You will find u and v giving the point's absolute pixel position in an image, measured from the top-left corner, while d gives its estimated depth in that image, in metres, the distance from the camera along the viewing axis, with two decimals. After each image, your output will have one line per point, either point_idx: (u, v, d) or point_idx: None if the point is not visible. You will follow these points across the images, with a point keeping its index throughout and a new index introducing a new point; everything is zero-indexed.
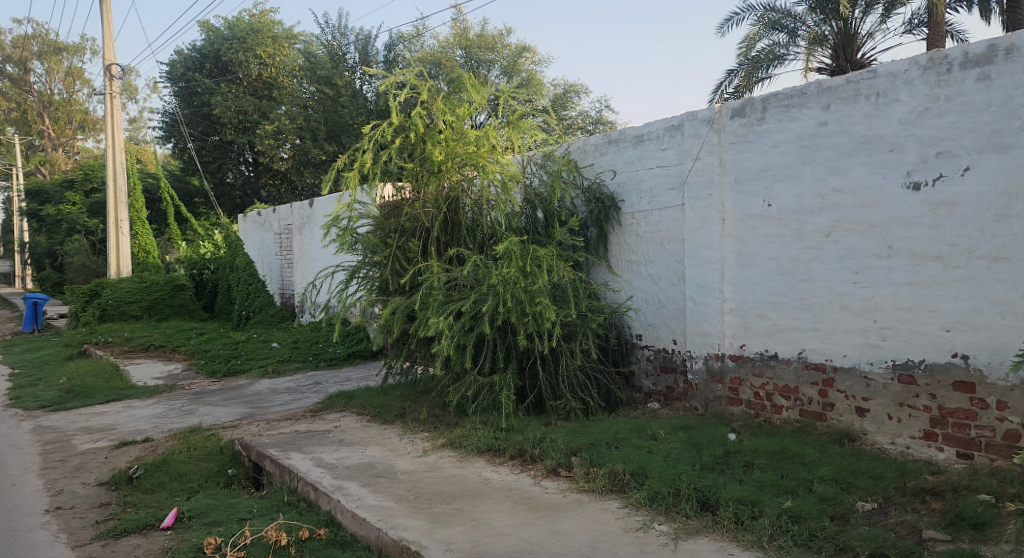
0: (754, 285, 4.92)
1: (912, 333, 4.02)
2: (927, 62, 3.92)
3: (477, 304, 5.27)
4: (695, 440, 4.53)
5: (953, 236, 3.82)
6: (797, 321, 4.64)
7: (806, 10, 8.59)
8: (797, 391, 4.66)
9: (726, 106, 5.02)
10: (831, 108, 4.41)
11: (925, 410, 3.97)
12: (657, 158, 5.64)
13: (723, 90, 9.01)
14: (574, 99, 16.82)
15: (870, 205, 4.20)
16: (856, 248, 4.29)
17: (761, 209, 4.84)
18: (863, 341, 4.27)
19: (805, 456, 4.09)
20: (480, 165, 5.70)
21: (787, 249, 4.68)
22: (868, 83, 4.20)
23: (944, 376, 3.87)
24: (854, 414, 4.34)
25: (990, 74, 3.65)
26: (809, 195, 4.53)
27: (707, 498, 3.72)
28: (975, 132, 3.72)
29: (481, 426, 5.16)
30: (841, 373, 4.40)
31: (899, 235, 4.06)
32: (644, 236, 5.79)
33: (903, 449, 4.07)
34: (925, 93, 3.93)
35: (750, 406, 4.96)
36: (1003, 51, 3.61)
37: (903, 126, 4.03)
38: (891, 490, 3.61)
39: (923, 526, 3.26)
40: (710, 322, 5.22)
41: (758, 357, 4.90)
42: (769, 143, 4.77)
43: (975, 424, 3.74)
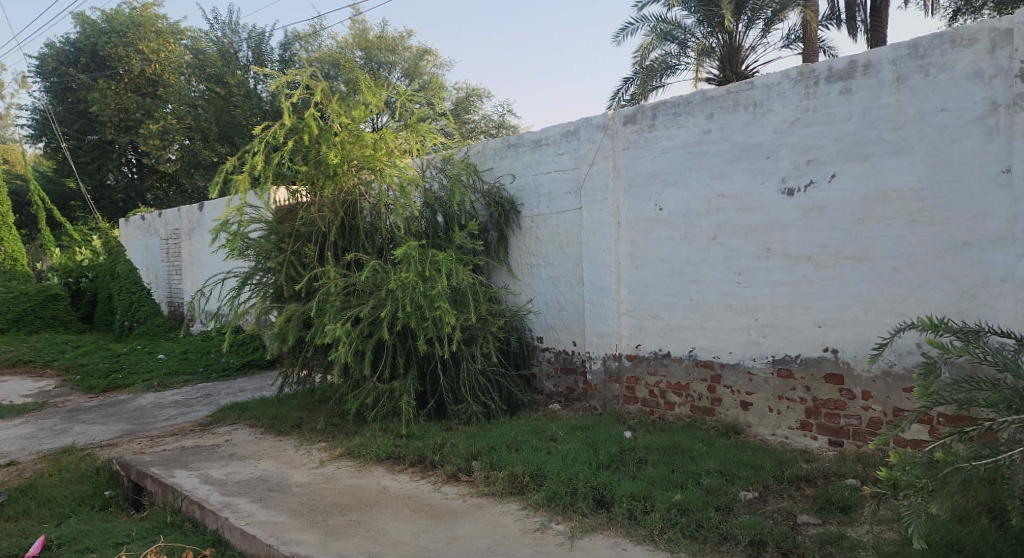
0: (647, 286, 5.09)
1: (789, 330, 4.26)
2: (797, 75, 4.17)
3: (375, 309, 5.17)
4: (592, 439, 4.63)
5: (823, 238, 4.08)
6: (687, 320, 4.83)
7: (694, 23, 8.97)
8: (688, 388, 4.85)
9: (619, 113, 5.17)
10: (714, 117, 4.61)
11: (801, 402, 4.22)
12: (554, 163, 5.74)
13: (620, 97, 9.27)
14: (477, 102, 16.86)
15: (751, 209, 4.43)
16: (739, 250, 4.51)
17: (652, 213, 5.01)
18: (745, 338, 4.49)
19: (693, 450, 4.26)
20: (378, 168, 5.66)
21: (677, 251, 4.86)
22: (747, 94, 4.43)
23: (817, 369, 4.13)
24: (739, 408, 4.56)
25: (852, 88, 3.93)
26: (696, 199, 4.73)
27: (603, 495, 3.81)
28: (840, 141, 3.98)
29: (380, 433, 5.08)
30: (727, 369, 4.61)
31: (776, 237, 4.30)
32: (543, 239, 5.88)
33: (783, 439, 4.31)
34: (796, 105, 4.18)
35: (645, 404, 5.12)
36: (862, 67, 3.89)
37: (777, 134, 4.27)
38: (771, 479, 3.81)
39: (797, 512, 3.47)
40: (607, 323, 5.35)
41: (652, 356, 5.07)
42: (658, 150, 4.95)
43: (844, 413, 4.02)
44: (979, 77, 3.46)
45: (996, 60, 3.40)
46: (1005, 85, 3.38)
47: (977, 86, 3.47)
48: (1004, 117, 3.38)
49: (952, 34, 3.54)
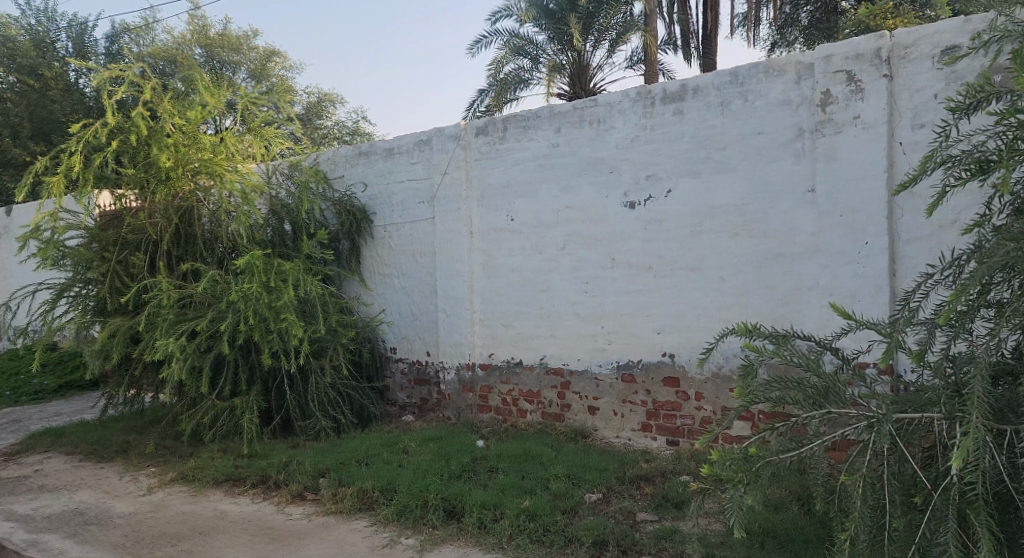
0: (499, 296, 5.16)
1: (631, 336, 4.48)
2: (636, 95, 4.41)
3: (214, 323, 4.86)
4: (444, 449, 4.61)
5: (661, 249, 4.33)
6: (538, 329, 4.94)
7: (545, 39, 9.27)
8: (539, 395, 4.96)
9: (471, 124, 5.23)
10: (561, 131, 4.77)
11: (642, 405, 4.44)
12: (407, 172, 5.69)
13: (476, 109, 9.38)
14: (329, 108, 16.33)
15: (596, 221, 4.61)
16: (585, 260, 4.68)
17: (504, 223, 5.09)
18: (592, 346, 4.67)
19: (543, 456, 4.35)
20: (216, 174, 5.25)
21: (528, 261, 4.98)
22: (591, 111, 4.62)
23: (656, 373, 4.37)
24: (587, 413, 4.72)
25: (683, 109, 4.20)
26: (545, 211, 4.86)
27: (453, 506, 3.79)
28: (675, 159, 4.25)
29: (219, 454, 4.78)
30: (576, 376, 4.76)
31: (619, 248, 4.51)
32: (396, 249, 5.81)
33: (626, 441, 4.52)
34: (635, 123, 4.41)
35: (498, 412, 5.18)
36: (692, 90, 4.17)
37: (619, 150, 4.49)
38: (614, 480, 3.98)
39: (637, 510, 3.63)
40: (461, 332, 5.37)
41: (505, 365, 5.14)
42: (509, 161, 5.04)
43: (680, 414, 4.27)
44: (788, 105, 3.80)
45: (802, 89, 3.75)
46: (809, 113, 3.72)
47: (786, 112, 3.80)
48: (810, 142, 3.72)
49: (766, 64, 3.87)
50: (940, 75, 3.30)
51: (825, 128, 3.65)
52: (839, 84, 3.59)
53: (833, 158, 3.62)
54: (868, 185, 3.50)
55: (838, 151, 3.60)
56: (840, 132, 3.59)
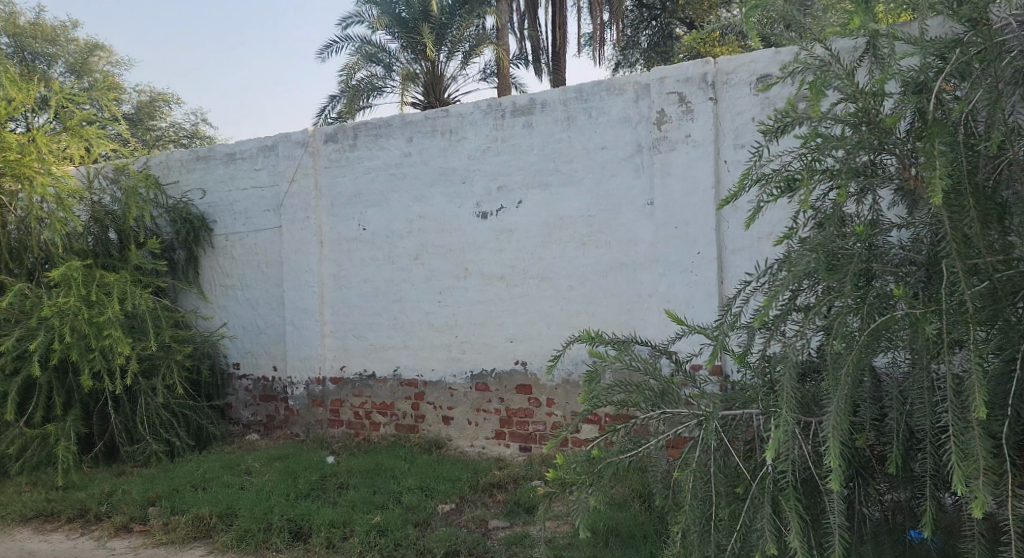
0: (349, 307, 5.02)
1: (484, 345, 4.52)
2: (486, 107, 4.47)
3: (22, 342, 4.38)
4: (290, 468, 4.40)
5: (512, 259, 4.40)
6: (392, 340, 4.86)
7: (398, 48, 9.21)
8: (392, 407, 4.87)
9: (319, 130, 5.07)
10: (413, 140, 4.73)
11: (495, 413, 4.48)
12: (251, 178, 5.42)
13: (327, 115, 9.12)
14: (164, 109, 15.21)
15: (449, 231, 4.62)
16: (439, 270, 4.67)
17: (355, 233, 4.97)
18: (446, 355, 4.66)
19: (395, 469, 4.27)
20: (25, 176, 4.69)
21: (380, 271, 4.89)
22: (443, 121, 4.62)
23: (509, 381, 4.43)
24: (441, 423, 4.70)
25: (532, 123, 4.31)
26: (398, 220, 4.80)
27: (299, 527, 3.62)
28: (524, 170, 4.34)
29: (28, 488, 4.28)
30: (430, 386, 4.73)
31: (472, 258, 4.54)
32: (239, 259, 5.51)
33: (480, 449, 4.55)
34: (486, 134, 4.47)
35: (350, 426, 5.03)
36: (540, 105, 4.28)
37: (471, 160, 4.52)
38: (466, 489, 3.98)
39: (489, 517, 3.66)
40: (309, 345, 5.17)
41: (357, 378, 5.01)
42: (360, 170, 4.94)
43: (532, 420, 4.36)
44: (628, 122, 4.00)
45: (640, 108, 3.97)
46: (647, 130, 3.94)
47: (626, 129, 4.01)
48: (648, 158, 3.93)
49: (607, 83, 4.06)
50: (757, 100, 3.61)
51: (660, 145, 3.88)
52: (672, 105, 3.84)
53: (668, 173, 3.86)
54: (698, 199, 3.76)
55: (672, 167, 3.84)
56: (673, 149, 3.84)
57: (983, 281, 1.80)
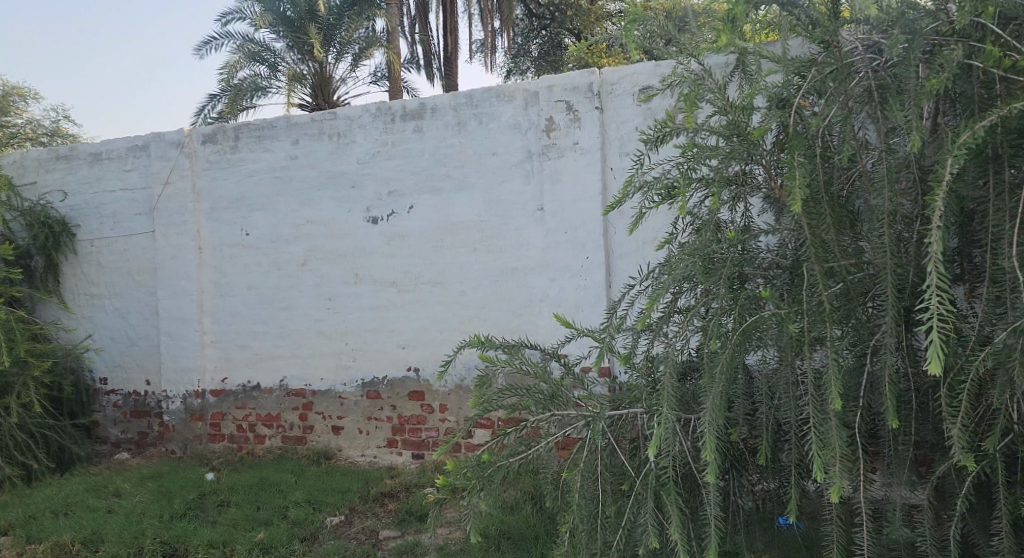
0: (231, 315, 4.79)
1: (375, 352, 4.42)
2: (376, 110, 4.39)
3: None
4: (166, 487, 4.14)
5: (404, 265, 4.34)
6: (278, 349, 4.67)
7: (283, 47, 8.92)
8: (278, 418, 4.69)
9: (196, 131, 4.81)
10: (299, 143, 4.58)
11: (387, 421, 4.41)
12: (120, 180, 5.07)
13: (205, 114, 8.68)
14: (21, 104, 14.00)
15: (337, 236, 4.50)
16: (328, 275, 4.54)
17: (238, 238, 4.76)
18: (336, 363, 4.53)
19: (281, 483, 4.11)
20: None
21: (266, 278, 4.69)
22: (331, 124, 4.50)
23: (401, 388, 4.36)
24: (330, 433, 4.57)
25: (423, 127, 4.27)
26: (284, 225, 4.63)
27: (175, 549, 3.42)
28: (415, 175, 4.29)
29: None
30: (318, 396, 4.58)
31: (362, 264, 4.45)
32: (107, 266, 5.15)
33: (371, 459, 4.46)
34: (376, 138, 4.39)
35: (232, 440, 4.80)
36: (430, 110, 4.25)
37: (361, 165, 4.43)
38: (356, 500, 3.89)
39: (380, 527, 3.59)
40: (187, 357, 4.89)
41: (240, 390, 4.78)
42: (242, 172, 4.73)
43: (424, 427, 4.31)
44: (518, 128, 4.03)
45: (529, 115, 4.00)
46: (536, 137, 3.99)
47: (516, 135, 4.04)
48: (537, 164, 3.98)
49: (497, 90, 4.07)
50: (639, 110, 3.72)
51: (550, 152, 3.93)
52: (560, 113, 3.90)
53: (557, 180, 3.92)
54: (584, 205, 3.84)
55: (561, 173, 3.90)
56: (563, 156, 3.89)
57: (838, 283, 1.94)
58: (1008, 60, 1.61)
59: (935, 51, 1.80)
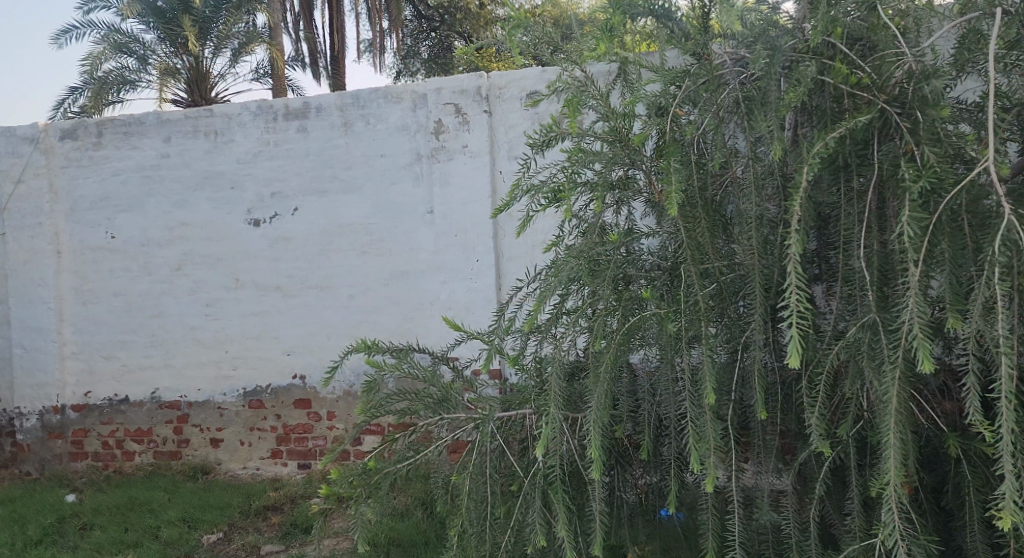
0: (96, 323, 4.45)
1: (258, 360, 4.23)
2: (256, 108, 4.18)
3: None
4: (20, 512, 3.79)
5: (288, 268, 4.16)
6: (149, 359, 4.38)
7: (154, 39, 8.41)
8: (151, 433, 4.40)
9: (53, 126, 4.44)
10: (171, 141, 4.31)
11: (271, 430, 4.23)
12: None
13: (65, 107, 8.03)
14: None
15: (215, 239, 4.27)
16: (205, 280, 4.29)
17: (103, 241, 4.42)
18: (215, 373, 4.29)
19: (153, 501, 3.85)
20: None
21: (135, 284, 4.39)
22: (207, 121, 4.25)
23: (286, 397, 4.20)
24: (209, 446, 4.34)
25: (307, 127, 4.11)
26: (155, 227, 4.34)
27: None
28: (300, 176, 4.12)
29: None
30: (195, 408, 4.34)
31: (244, 268, 4.23)
32: None
33: (253, 471, 4.27)
34: (257, 137, 4.18)
35: (97, 458, 4.47)
36: (314, 109, 4.09)
37: (240, 165, 4.21)
38: (236, 516, 3.70)
39: (262, 543, 3.44)
40: (45, 370, 4.50)
41: (106, 404, 4.45)
42: (107, 171, 4.40)
43: (311, 436, 4.18)
44: (406, 130, 3.95)
45: (417, 117, 3.94)
46: (425, 139, 3.92)
47: (404, 137, 3.96)
48: (427, 166, 3.91)
49: (384, 91, 3.98)
50: (527, 115, 3.73)
51: (439, 155, 3.88)
52: (449, 116, 3.86)
53: (447, 183, 3.87)
54: (473, 208, 3.82)
55: (451, 176, 3.86)
56: (452, 159, 3.86)
57: (712, 284, 2.05)
58: (853, 77, 1.75)
59: (793, 66, 1.90)
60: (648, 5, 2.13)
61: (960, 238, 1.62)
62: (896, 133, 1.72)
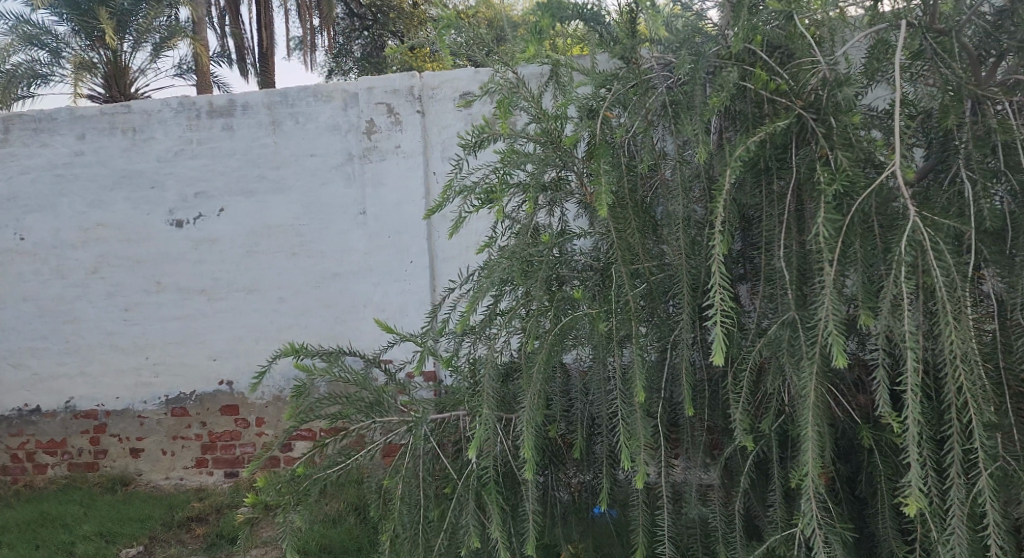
0: (4, 330, 4.20)
1: (182, 366, 4.07)
2: (178, 105, 3.97)
3: None
4: None
5: (213, 270, 4.02)
6: (63, 366, 4.16)
7: (68, 32, 8.02)
8: (65, 444, 4.20)
9: None
10: (85, 138, 4.05)
11: (196, 439, 4.10)
12: None
13: None
14: None
15: (133, 241, 4.08)
16: (123, 283, 4.10)
17: (10, 242, 4.17)
18: (135, 381, 4.11)
19: (67, 516, 3.67)
20: None
21: (46, 288, 4.15)
22: (124, 118, 4.01)
23: (212, 403, 4.06)
24: (128, 456, 4.16)
25: (232, 125, 3.93)
26: (68, 229, 4.12)
27: None
28: (225, 176, 3.96)
29: None
30: (113, 417, 4.15)
31: (166, 270, 4.05)
32: None
33: (177, 481, 4.13)
34: (178, 135, 3.98)
35: (6, 472, 4.24)
36: (240, 107, 3.91)
37: (161, 164, 4.01)
38: (158, 528, 3.56)
39: None
40: None
41: (14, 415, 4.21)
42: (14, 169, 4.13)
43: (239, 443, 4.07)
44: (337, 130, 3.83)
45: (348, 116, 3.82)
46: (357, 139, 3.82)
47: (335, 137, 3.84)
48: (359, 167, 3.82)
49: (314, 89, 3.83)
50: (460, 116, 3.70)
51: (371, 155, 3.81)
52: (381, 116, 3.78)
53: (379, 183, 3.80)
54: (406, 209, 3.78)
55: (384, 176, 3.80)
56: (384, 159, 3.79)
57: (642, 284, 2.07)
58: (772, 83, 1.80)
59: (716, 71, 1.97)
60: (576, 8, 2.16)
61: (871, 239, 1.70)
62: (813, 137, 1.79)
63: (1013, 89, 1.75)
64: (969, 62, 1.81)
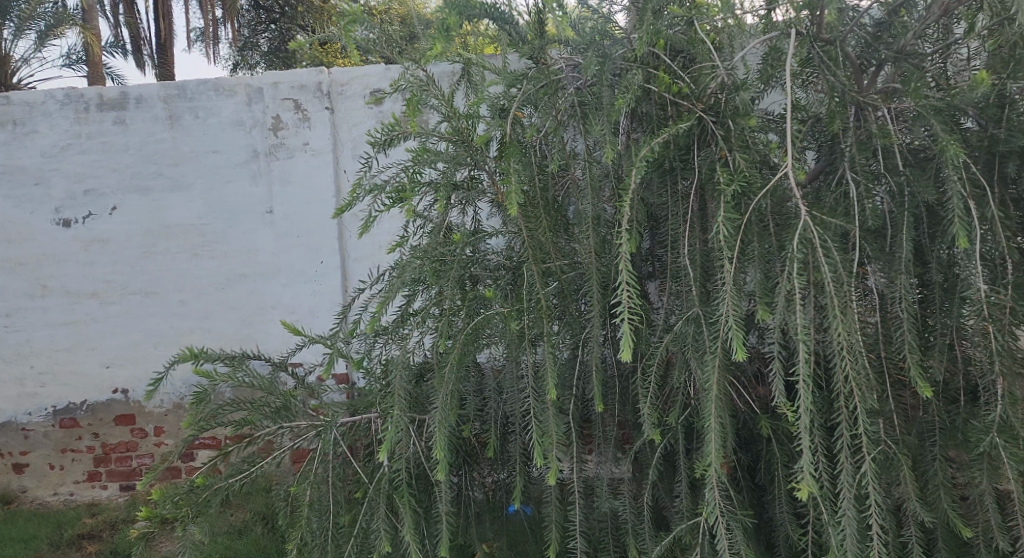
0: None
1: (72, 374, 3.82)
2: (64, 97, 3.70)
3: None
4: None
5: (106, 272, 3.78)
6: None
7: None
8: None
9: None
10: None
11: (88, 451, 3.87)
12: None
13: None
14: None
15: (15, 241, 3.79)
16: (4, 287, 3.81)
17: None
18: (18, 391, 3.83)
19: None
20: None
21: None
22: (3, 110, 3.71)
23: (106, 413, 3.83)
24: (11, 473, 3.89)
25: (126, 119, 3.70)
26: None
27: None
28: (118, 172, 3.73)
29: None
30: None
31: (52, 272, 3.79)
32: None
33: (66, 497, 3.90)
34: (65, 129, 3.72)
35: None
36: (134, 100, 3.69)
37: (45, 159, 3.74)
38: (44, 548, 3.34)
39: None
40: None
41: None
42: None
43: (135, 455, 3.87)
44: (241, 125, 3.67)
45: (252, 112, 3.66)
46: (262, 135, 3.68)
47: (239, 133, 3.68)
48: (264, 164, 3.68)
49: (215, 82, 3.66)
50: (371, 113, 3.62)
51: (278, 152, 3.67)
52: (288, 111, 3.65)
53: (287, 181, 3.68)
54: (316, 208, 3.68)
55: (292, 174, 3.67)
56: (292, 157, 3.67)
57: (554, 282, 2.08)
58: (675, 86, 1.86)
59: (622, 74, 2.00)
60: (484, 8, 2.12)
61: (768, 238, 1.79)
62: (713, 139, 1.86)
63: (890, 96, 1.88)
64: (852, 70, 1.93)
